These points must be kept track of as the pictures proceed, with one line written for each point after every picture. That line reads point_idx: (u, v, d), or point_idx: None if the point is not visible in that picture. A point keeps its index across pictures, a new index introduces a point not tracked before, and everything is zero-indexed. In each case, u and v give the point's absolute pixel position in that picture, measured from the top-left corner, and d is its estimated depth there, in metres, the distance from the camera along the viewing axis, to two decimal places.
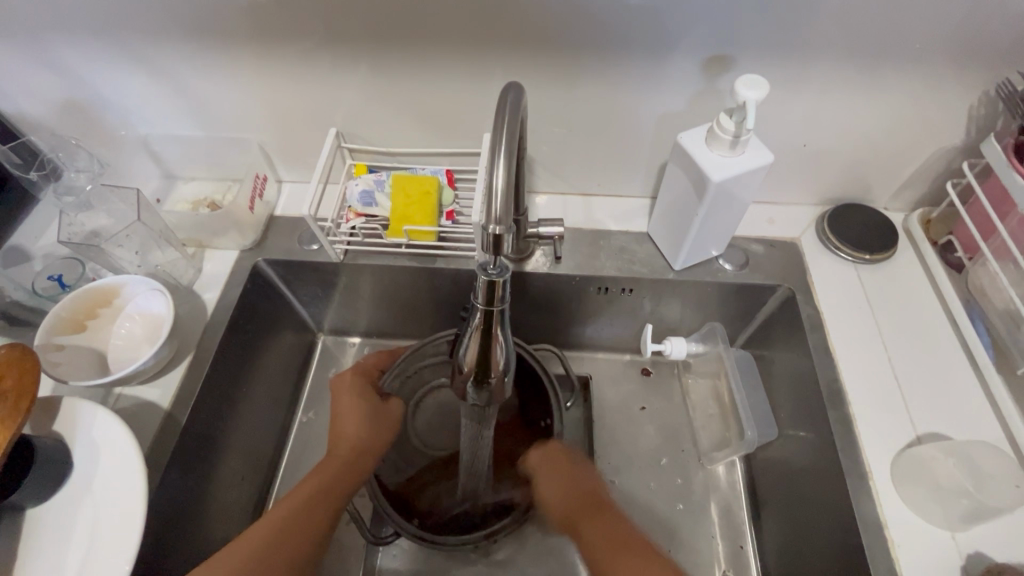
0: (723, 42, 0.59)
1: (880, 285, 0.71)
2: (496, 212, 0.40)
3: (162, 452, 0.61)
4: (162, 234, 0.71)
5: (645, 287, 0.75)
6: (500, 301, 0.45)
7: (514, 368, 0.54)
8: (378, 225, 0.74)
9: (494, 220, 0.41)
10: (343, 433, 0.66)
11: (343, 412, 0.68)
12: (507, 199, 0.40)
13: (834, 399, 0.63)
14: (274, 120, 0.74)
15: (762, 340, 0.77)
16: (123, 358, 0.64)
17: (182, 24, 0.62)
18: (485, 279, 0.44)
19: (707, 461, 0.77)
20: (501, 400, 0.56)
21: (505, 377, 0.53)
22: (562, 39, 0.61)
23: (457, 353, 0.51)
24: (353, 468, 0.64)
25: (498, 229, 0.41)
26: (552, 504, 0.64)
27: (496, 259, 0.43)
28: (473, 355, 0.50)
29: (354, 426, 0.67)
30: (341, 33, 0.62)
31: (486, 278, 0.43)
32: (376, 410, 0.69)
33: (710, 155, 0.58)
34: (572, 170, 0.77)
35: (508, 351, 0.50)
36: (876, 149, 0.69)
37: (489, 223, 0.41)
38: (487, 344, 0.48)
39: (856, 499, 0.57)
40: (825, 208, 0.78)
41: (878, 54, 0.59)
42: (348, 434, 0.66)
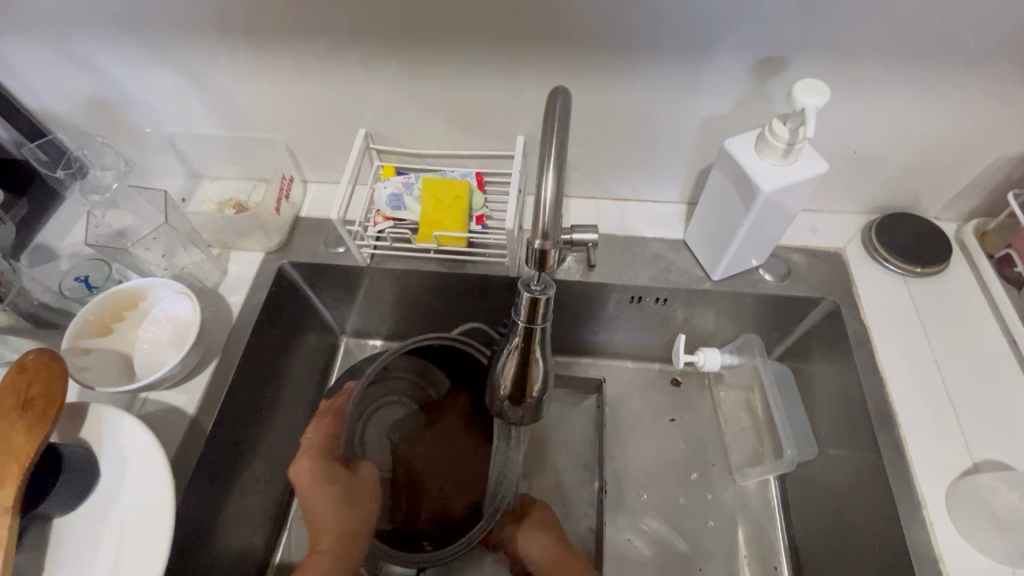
0: (776, 43, 0.56)
1: (930, 300, 0.67)
2: (544, 227, 0.39)
3: (188, 459, 0.60)
4: (188, 237, 0.70)
5: (680, 296, 0.73)
6: (542, 318, 0.43)
7: (551, 388, 0.52)
8: (406, 229, 0.72)
9: (542, 235, 0.39)
10: (324, 521, 0.66)
11: (312, 502, 0.66)
12: (555, 213, 0.39)
13: (884, 421, 0.60)
14: (301, 120, 0.72)
15: (801, 354, 0.74)
16: (148, 363, 0.63)
17: (212, 21, 0.60)
18: (528, 296, 0.42)
19: (740, 477, 0.75)
20: (534, 420, 0.55)
21: (541, 398, 0.51)
22: (604, 39, 0.58)
23: (494, 372, 0.50)
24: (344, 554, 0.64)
25: (546, 245, 0.40)
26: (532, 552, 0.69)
27: (540, 275, 0.42)
28: (511, 374, 0.48)
29: (331, 514, 0.66)
30: (375, 32, 0.60)
31: (529, 296, 0.42)
32: (341, 488, 0.68)
33: (761, 163, 0.55)
34: (605, 174, 0.74)
35: (546, 370, 0.49)
36: (932, 157, 0.65)
37: (536, 238, 0.40)
38: (526, 363, 0.47)
39: (907, 528, 0.54)
40: (871, 217, 0.74)
41: (944, 58, 0.55)
42: (328, 524, 0.66)
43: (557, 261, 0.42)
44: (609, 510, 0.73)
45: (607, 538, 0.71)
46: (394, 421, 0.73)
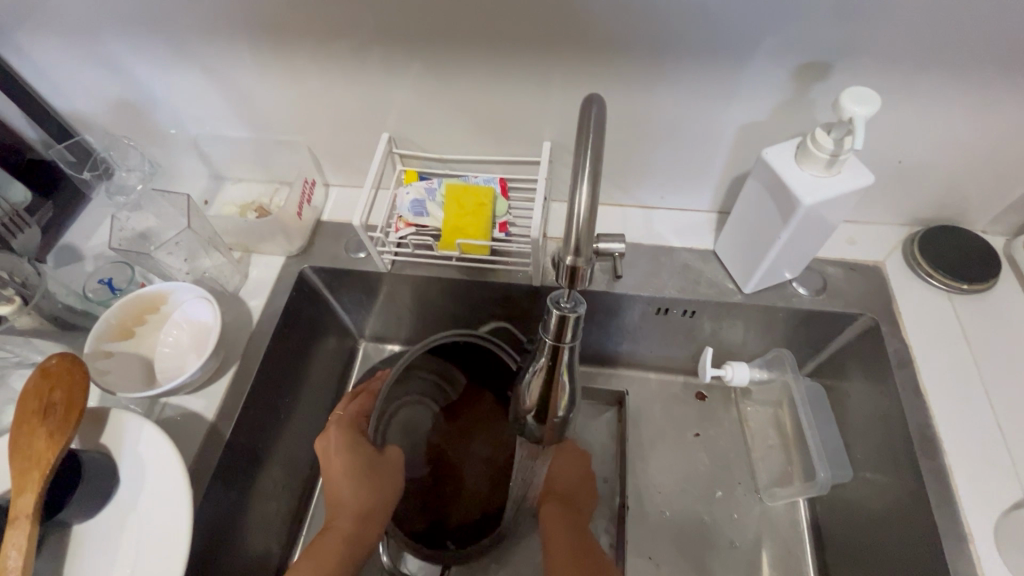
0: (820, 49, 0.53)
1: (976, 319, 0.64)
2: (577, 242, 0.37)
3: (207, 466, 0.60)
4: (210, 240, 0.70)
5: (709, 309, 0.70)
6: (571, 336, 0.42)
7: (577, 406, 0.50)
8: (428, 236, 0.70)
9: (573, 250, 0.38)
10: (343, 497, 0.64)
11: (335, 473, 0.65)
12: (589, 228, 0.37)
13: (927, 447, 0.57)
14: (325, 124, 0.71)
15: (835, 371, 0.71)
16: (169, 367, 0.63)
17: (239, 24, 0.60)
18: (557, 313, 0.41)
19: (767, 497, 0.72)
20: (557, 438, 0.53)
21: (567, 415, 0.49)
22: (637, 43, 0.56)
23: (518, 388, 0.49)
24: (359, 528, 0.64)
25: (576, 260, 0.38)
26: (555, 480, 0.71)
27: (570, 292, 0.40)
28: (536, 390, 0.47)
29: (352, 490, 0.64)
30: (402, 36, 0.59)
31: (558, 313, 0.40)
32: (364, 467, 0.65)
33: (801, 174, 0.52)
34: (633, 180, 0.72)
35: (572, 387, 0.47)
36: (983, 168, 0.62)
37: (567, 253, 0.38)
38: (552, 381, 0.45)
39: (952, 562, 0.51)
40: (913, 230, 0.71)
41: (1001, 66, 0.52)
42: (347, 498, 0.64)
43: (588, 276, 0.41)
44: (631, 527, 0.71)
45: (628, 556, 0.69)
46: (418, 423, 0.69)
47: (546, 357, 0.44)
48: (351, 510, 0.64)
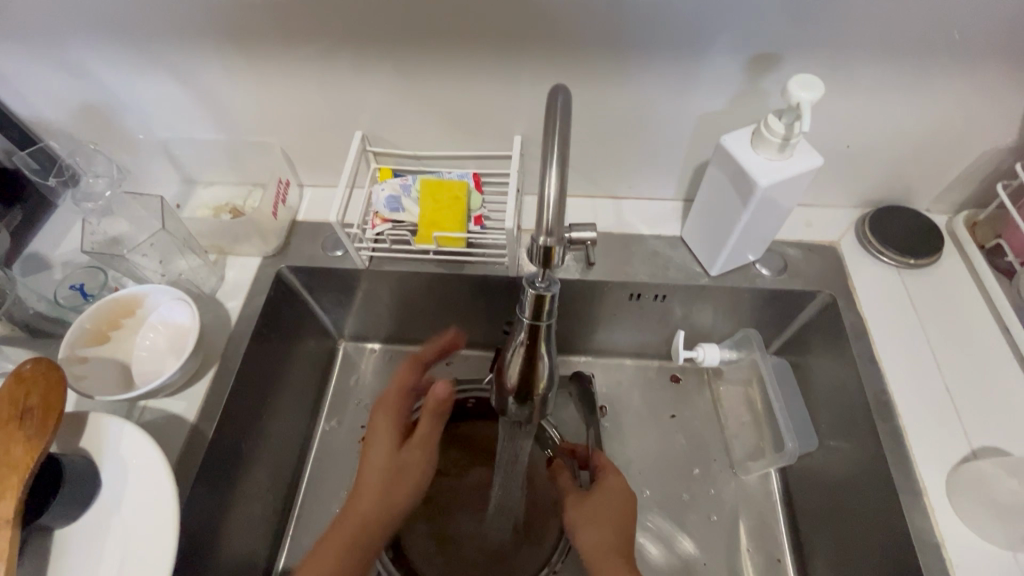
0: (769, 41, 0.57)
1: (923, 291, 0.68)
2: (548, 223, 0.39)
3: (190, 466, 0.60)
4: (185, 242, 0.70)
5: (679, 293, 0.73)
6: (547, 316, 0.44)
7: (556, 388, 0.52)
8: (405, 231, 0.72)
9: (546, 231, 0.40)
10: (365, 508, 0.59)
11: (364, 489, 0.61)
12: (559, 211, 0.39)
13: (883, 411, 0.60)
14: (296, 124, 0.72)
15: (799, 347, 0.75)
16: (147, 371, 0.63)
17: (208, 25, 0.60)
18: (532, 293, 0.43)
19: (741, 471, 0.75)
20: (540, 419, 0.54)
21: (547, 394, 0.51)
22: (600, 38, 0.58)
23: (500, 368, 0.50)
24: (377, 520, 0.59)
25: (549, 241, 0.40)
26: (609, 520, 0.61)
27: (544, 272, 0.43)
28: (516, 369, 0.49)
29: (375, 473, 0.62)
30: (372, 35, 0.60)
31: (535, 293, 0.43)
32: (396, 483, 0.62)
33: (757, 158, 0.56)
34: (602, 172, 0.75)
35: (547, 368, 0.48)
36: (923, 150, 0.66)
37: (540, 235, 0.40)
38: (531, 358, 0.47)
39: (908, 514, 0.55)
40: (864, 211, 0.75)
41: (932, 52, 0.56)
42: (370, 486, 0.61)
43: (562, 258, 0.43)
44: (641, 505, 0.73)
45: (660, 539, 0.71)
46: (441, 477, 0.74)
47: (523, 337, 0.46)
48: (360, 526, 0.58)
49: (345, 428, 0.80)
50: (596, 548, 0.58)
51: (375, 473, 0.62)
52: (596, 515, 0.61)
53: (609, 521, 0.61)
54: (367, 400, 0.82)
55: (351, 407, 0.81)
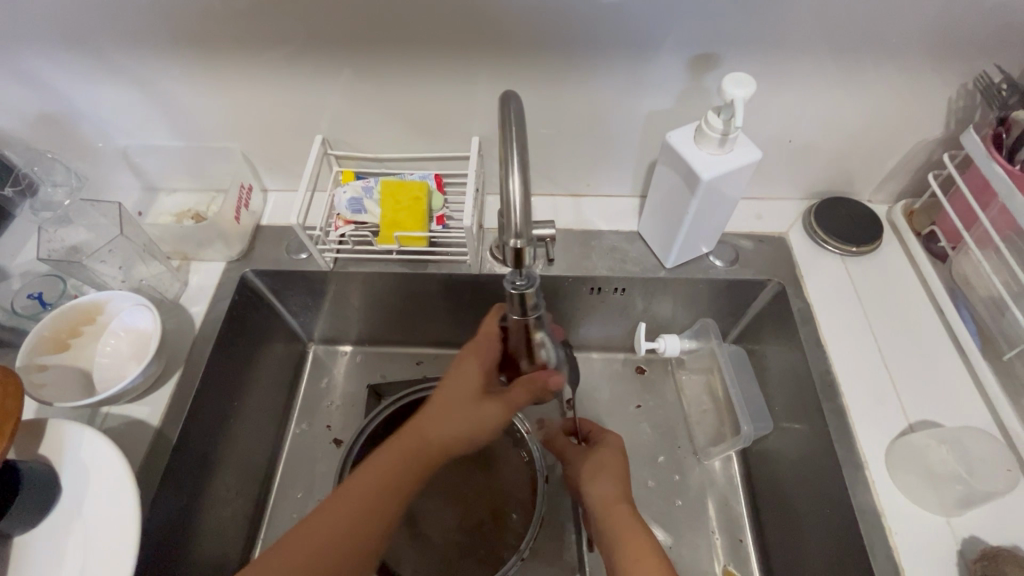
0: (707, 42, 0.60)
1: (866, 277, 0.72)
2: (517, 226, 0.41)
3: (154, 471, 0.60)
4: (145, 248, 0.70)
5: (638, 286, 0.76)
6: None
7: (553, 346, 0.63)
8: (367, 232, 0.73)
9: (516, 234, 0.42)
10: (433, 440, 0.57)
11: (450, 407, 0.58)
12: (526, 213, 0.41)
13: (828, 391, 0.64)
14: (257, 130, 0.73)
15: (754, 335, 0.78)
16: (109, 377, 0.63)
17: (162, 33, 0.61)
18: None
19: (704, 456, 0.78)
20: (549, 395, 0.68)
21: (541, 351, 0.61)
22: (547, 42, 0.61)
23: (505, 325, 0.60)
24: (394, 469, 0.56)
25: (520, 243, 0.42)
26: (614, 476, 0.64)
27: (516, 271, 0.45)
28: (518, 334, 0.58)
29: (455, 425, 0.58)
30: (327, 39, 0.61)
31: (517, 290, 0.48)
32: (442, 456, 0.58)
33: (699, 153, 0.59)
34: (560, 171, 0.77)
35: (555, 354, 0.64)
36: (860, 143, 0.70)
37: (511, 237, 0.42)
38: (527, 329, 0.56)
39: (851, 487, 0.58)
40: (811, 203, 0.79)
41: (858, 51, 0.60)
42: (456, 417, 0.58)
43: (532, 257, 0.45)
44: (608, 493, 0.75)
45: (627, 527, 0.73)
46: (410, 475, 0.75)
47: None
48: (430, 457, 0.57)
49: (316, 431, 0.80)
50: (613, 495, 0.61)
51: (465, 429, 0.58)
52: (607, 467, 0.64)
53: (621, 474, 0.64)
54: (338, 402, 0.82)
55: (321, 410, 0.81)
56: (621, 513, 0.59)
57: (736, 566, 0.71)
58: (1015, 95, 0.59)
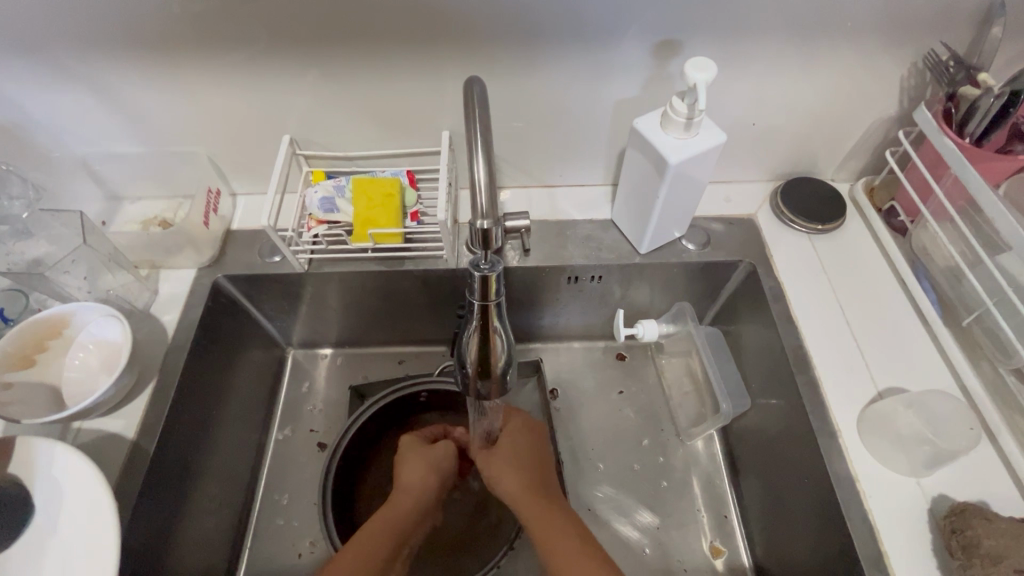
0: (670, 29, 0.61)
1: (832, 253, 0.74)
2: (482, 207, 0.41)
3: (131, 485, 0.58)
4: (110, 257, 0.68)
5: (615, 272, 0.77)
6: (495, 295, 0.46)
7: (515, 362, 0.55)
8: (340, 231, 0.73)
9: (481, 215, 0.42)
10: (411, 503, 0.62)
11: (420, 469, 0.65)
12: (490, 193, 0.42)
13: (801, 364, 0.66)
14: (222, 132, 0.71)
15: (729, 315, 0.80)
16: (78, 392, 0.61)
17: (119, 35, 0.59)
18: (478, 276, 0.45)
19: (686, 437, 0.79)
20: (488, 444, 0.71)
21: (506, 370, 0.53)
22: (514, 32, 0.61)
23: (459, 351, 0.52)
24: (375, 553, 0.57)
25: (486, 224, 0.42)
26: (525, 462, 0.64)
27: (487, 254, 0.45)
28: (476, 356, 0.50)
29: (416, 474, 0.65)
30: (288, 36, 0.61)
31: (480, 274, 0.44)
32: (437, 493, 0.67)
33: (667, 138, 0.60)
34: (532, 162, 0.78)
35: (503, 333, 0.50)
36: (819, 124, 0.72)
37: (476, 219, 0.42)
38: (487, 338, 0.49)
39: (826, 455, 0.60)
40: (777, 184, 0.81)
41: (815, 33, 0.61)
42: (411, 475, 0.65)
43: (500, 240, 0.44)
44: (595, 479, 0.76)
45: (616, 509, 0.74)
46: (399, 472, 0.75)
47: (476, 318, 0.48)
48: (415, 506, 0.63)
49: (300, 436, 0.79)
50: (522, 490, 0.61)
51: (431, 476, 0.65)
52: (513, 455, 0.64)
53: (527, 463, 0.64)
54: (321, 405, 0.81)
55: (304, 414, 0.81)
56: (531, 497, 0.60)
57: (722, 541, 0.73)
58: (961, 71, 0.61)
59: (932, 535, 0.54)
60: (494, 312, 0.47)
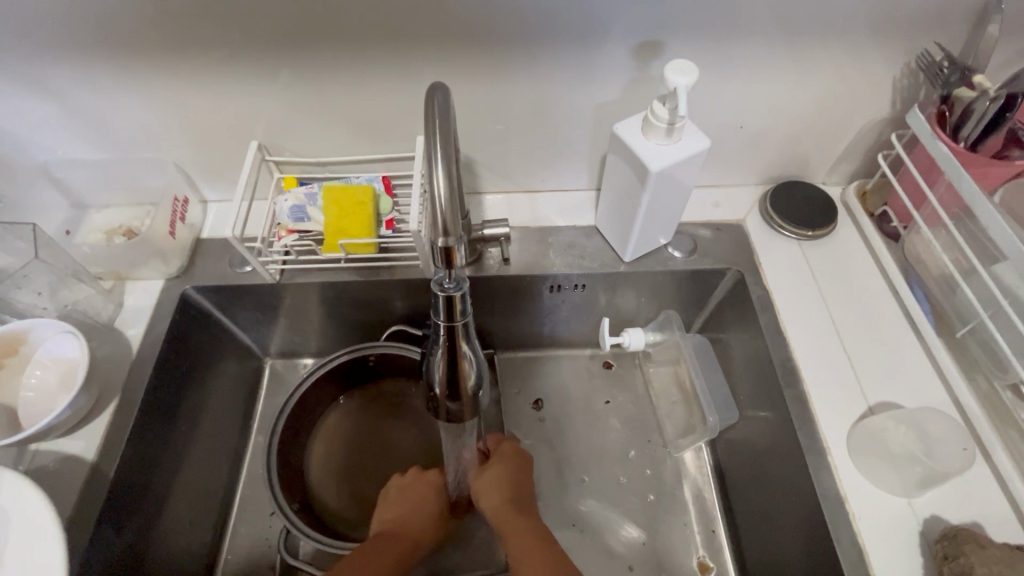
0: (651, 29, 0.58)
1: (823, 259, 0.72)
2: (444, 224, 0.39)
3: (88, 510, 0.56)
4: (68, 272, 0.65)
5: (598, 281, 0.74)
6: (461, 315, 0.44)
7: (487, 381, 0.53)
8: (312, 241, 0.70)
9: (444, 233, 0.40)
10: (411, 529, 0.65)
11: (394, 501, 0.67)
12: (452, 210, 0.39)
13: (790, 378, 0.63)
14: (188, 138, 0.69)
15: (717, 324, 0.78)
16: (35, 411, 0.59)
17: (73, 38, 0.57)
18: (443, 295, 0.43)
19: (674, 448, 0.77)
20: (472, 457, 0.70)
21: (477, 391, 0.51)
22: (487, 34, 0.58)
23: (427, 371, 0.50)
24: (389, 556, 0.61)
25: (449, 241, 0.40)
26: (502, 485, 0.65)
27: (450, 273, 0.42)
28: (444, 376, 0.49)
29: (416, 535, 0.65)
30: (251, 37, 0.58)
31: (443, 294, 0.42)
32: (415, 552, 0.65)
33: (647, 144, 0.57)
34: (513, 167, 0.75)
35: (474, 353, 0.48)
36: (808, 128, 0.70)
37: (438, 237, 0.40)
38: (455, 359, 0.47)
39: (815, 473, 0.57)
40: (767, 188, 0.79)
41: (802, 33, 0.59)
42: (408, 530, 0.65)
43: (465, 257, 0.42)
44: (583, 493, 0.74)
45: (602, 525, 0.72)
46: (354, 439, 0.76)
47: (443, 338, 0.46)
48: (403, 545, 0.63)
49: None
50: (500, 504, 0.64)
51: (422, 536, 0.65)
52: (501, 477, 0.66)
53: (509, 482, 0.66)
54: None
55: None
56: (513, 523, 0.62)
57: (710, 557, 0.70)
58: (956, 73, 0.58)
59: (924, 559, 0.52)
60: (461, 332, 0.45)
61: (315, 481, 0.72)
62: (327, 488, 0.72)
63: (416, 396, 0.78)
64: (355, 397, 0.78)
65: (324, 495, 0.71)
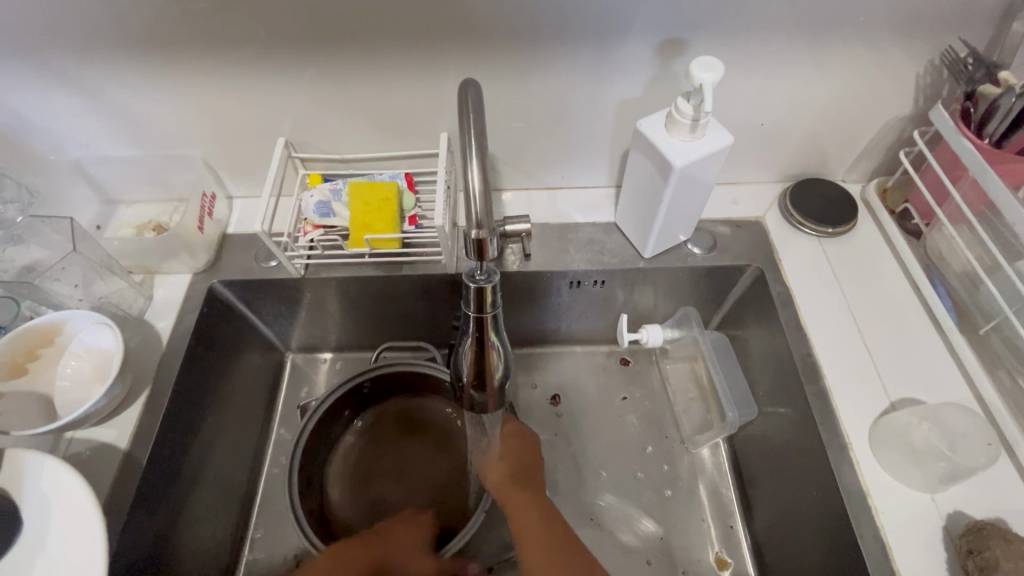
0: (674, 26, 0.58)
1: (843, 256, 0.72)
2: (478, 217, 0.40)
3: (122, 496, 0.57)
4: (103, 264, 0.67)
5: (617, 278, 0.75)
6: (491, 306, 0.45)
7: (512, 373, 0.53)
8: (337, 236, 0.71)
9: (477, 225, 0.41)
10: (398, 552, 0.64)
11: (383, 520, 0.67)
12: (485, 203, 0.40)
13: (810, 373, 0.64)
14: (216, 135, 0.70)
15: (736, 321, 0.78)
16: (71, 401, 0.61)
17: (109, 36, 0.58)
18: (474, 286, 0.44)
19: (692, 445, 0.77)
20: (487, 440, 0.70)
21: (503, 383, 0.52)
22: (513, 32, 0.59)
23: (455, 362, 0.50)
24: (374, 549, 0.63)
25: (482, 234, 0.41)
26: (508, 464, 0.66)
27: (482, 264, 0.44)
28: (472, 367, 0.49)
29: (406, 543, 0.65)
30: (283, 36, 0.59)
31: (475, 285, 0.43)
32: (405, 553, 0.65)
33: (672, 140, 0.58)
34: (533, 164, 0.76)
35: (502, 344, 0.49)
36: (829, 125, 0.70)
37: (472, 229, 0.41)
38: (483, 350, 0.48)
39: (836, 468, 0.58)
40: (785, 185, 0.79)
41: (825, 31, 0.59)
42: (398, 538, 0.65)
43: (496, 249, 0.43)
44: (600, 489, 0.75)
45: (620, 519, 0.72)
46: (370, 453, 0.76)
47: (472, 328, 0.46)
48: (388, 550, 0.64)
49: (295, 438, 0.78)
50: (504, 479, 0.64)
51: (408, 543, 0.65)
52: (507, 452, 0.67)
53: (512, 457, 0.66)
54: None
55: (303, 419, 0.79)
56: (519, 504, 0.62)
57: (728, 553, 0.71)
58: (980, 69, 0.58)
59: (947, 554, 0.52)
60: (491, 323, 0.46)
61: (342, 510, 0.72)
62: (341, 506, 0.72)
63: (434, 408, 0.78)
64: (372, 412, 0.78)
65: (338, 508, 0.72)
